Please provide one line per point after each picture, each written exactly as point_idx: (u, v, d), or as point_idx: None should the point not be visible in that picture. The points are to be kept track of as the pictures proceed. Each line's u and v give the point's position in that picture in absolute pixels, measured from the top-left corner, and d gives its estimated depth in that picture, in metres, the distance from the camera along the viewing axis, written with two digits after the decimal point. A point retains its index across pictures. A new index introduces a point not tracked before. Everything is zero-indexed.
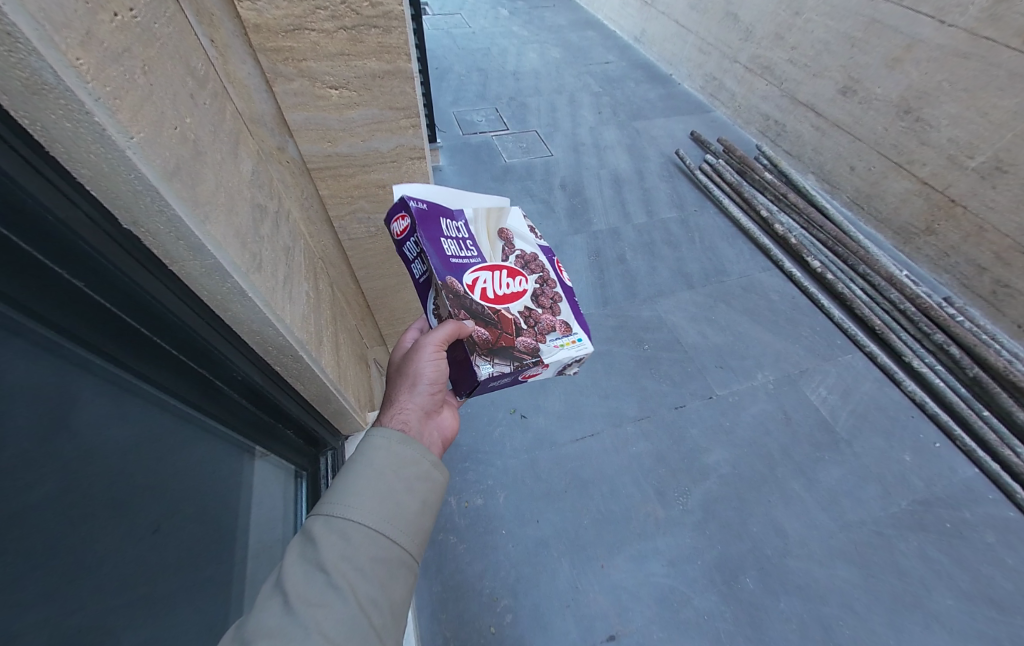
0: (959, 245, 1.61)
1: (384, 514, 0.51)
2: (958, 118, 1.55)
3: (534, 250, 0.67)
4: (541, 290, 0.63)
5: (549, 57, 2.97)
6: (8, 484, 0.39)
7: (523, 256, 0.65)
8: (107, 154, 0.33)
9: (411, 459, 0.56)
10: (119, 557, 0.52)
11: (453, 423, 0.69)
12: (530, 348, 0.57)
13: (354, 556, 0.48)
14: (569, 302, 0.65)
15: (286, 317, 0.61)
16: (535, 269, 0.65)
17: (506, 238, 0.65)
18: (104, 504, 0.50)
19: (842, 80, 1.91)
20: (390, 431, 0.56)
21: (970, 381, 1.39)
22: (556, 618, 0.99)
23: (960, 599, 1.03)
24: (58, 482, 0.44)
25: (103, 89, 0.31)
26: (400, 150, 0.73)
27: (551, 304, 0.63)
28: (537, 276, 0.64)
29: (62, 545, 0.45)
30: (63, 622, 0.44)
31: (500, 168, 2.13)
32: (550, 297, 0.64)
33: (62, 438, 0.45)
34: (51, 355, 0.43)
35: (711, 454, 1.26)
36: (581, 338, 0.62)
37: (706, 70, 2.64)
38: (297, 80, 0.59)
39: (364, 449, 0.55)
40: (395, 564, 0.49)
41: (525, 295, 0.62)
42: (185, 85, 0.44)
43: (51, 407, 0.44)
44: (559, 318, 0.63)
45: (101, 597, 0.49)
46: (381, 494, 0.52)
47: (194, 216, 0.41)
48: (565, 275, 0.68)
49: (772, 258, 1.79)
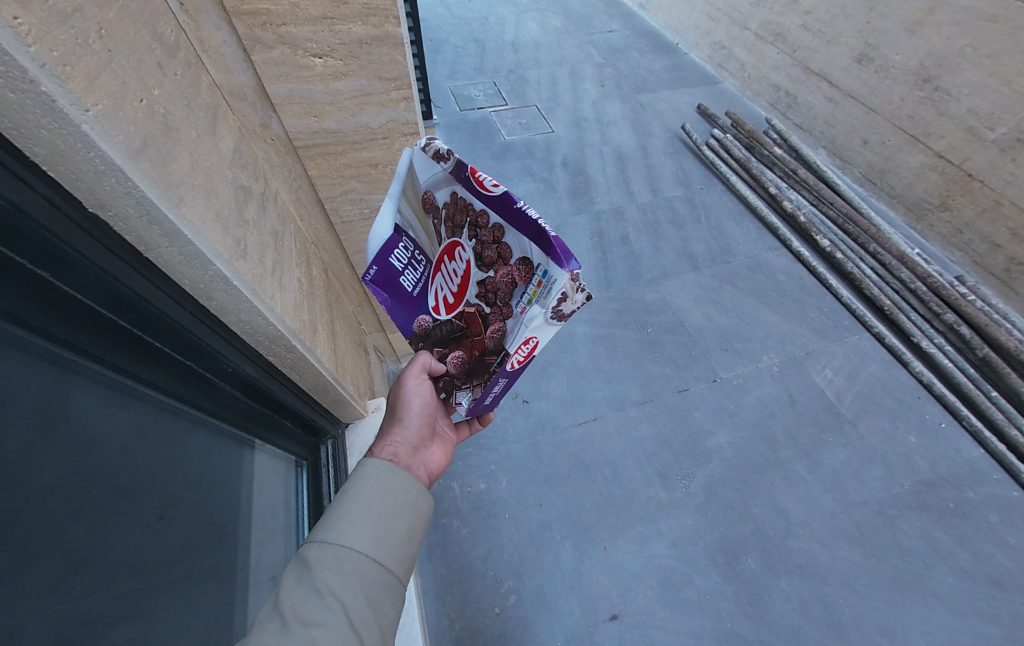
0: (974, 222, 1.57)
1: (377, 538, 0.50)
2: (980, 87, 1.49)
3: (450, 191, 0.51)
4: (477, 245, 0.48)
5: (550, 26, 2.85)
6: (7, 476, 0.38)
7: (449, 212, 0.52)
8: (61, 130, 0.29)
9: (401, 486, 0.55)
10: (127, 545, 0.52)
11: (442, 460, 0.68)
12: (493, 339, 0.52)
13: (349, 579, 0.47)
14: (512, 219, 0.44)
15: (276, 306, 0.58)
16: (460, 217, 0.50)
17: (432, 208, 0.54)
18: (110, 491, 0.50)
19: (858, 47, 1.83)
20: (380, 461, 0.56)
21: (979, 361, 1.37)
22: (559, 599, 1.00)
23: (961, 578, 1.04)
24: (62, 470, 0.44)
25: (49, 54, 0.27)
26: (392, 125, 0.69)
27: (496, 249, 0.47)
28: (467, 225, 0.50)
29: (71, 530, 0.44)
30: (68, 615, 0.43)
31: (499, 146, 2.06)
32: (489, 241, 0.47)
33: (61, 428, 0.44)
34: (31, 354, 0.40)
35: (714, 437, 1.24)
36: (546, 269, 0.42)
37: (714, 38, 2.53)
38: (277, 48, 0.54)
39: (355, 478, 0.54)
40: (385, 588, 0.48)
41: (467, 267, 0.51)
42: (152, 54, 0.40)
43: (49, 401, 0.43)
44: (512, 260, 0.46)
45: (108, 588, 0.48)
46: (373, 518, 0.51)
47: (166, 198, 0.38)
48: (487, 178, 0.44)
49: (780, 237, 1.74)
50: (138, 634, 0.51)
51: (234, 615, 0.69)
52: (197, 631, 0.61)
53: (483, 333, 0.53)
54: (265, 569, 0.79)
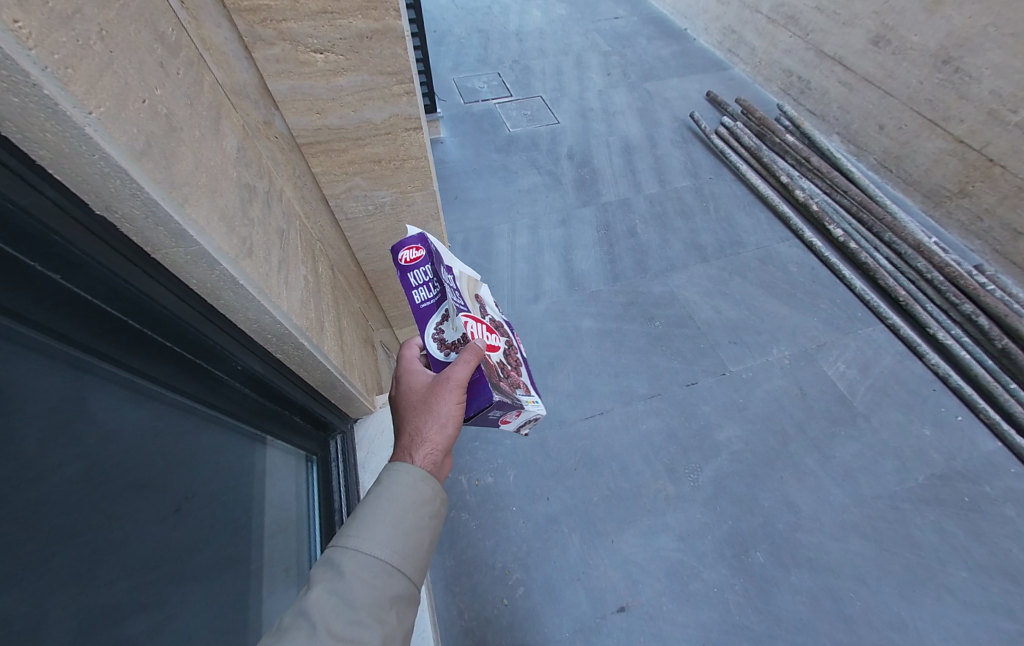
0: (994, 208, 1.52)
1: (404, 550, 0.51)
2: (1002, 68, 1.43)
3: (499, 314, 0.71)
4: (507, 347, 0.69)
5: (554, 14, 2.80)
6: (26, 471, 0.39)
7: (494, 317, 0.68)
8: (66, 135, 0.29)
9: (429, 498, 0.56)
10: (146, 536, 0.53)
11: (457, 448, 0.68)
12: (512, 389, 0.61)
13: (378, 591, 0.48)
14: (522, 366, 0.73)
15: (282, 304, 0.58)
16: (501, 325, 0.69)
17: (480, 300, 0.67)
18: (128, 485, 0.51)
19: (874, 28, 1.77)
20: (417, 467, 0.56)
21: (998, 352, 1.33)
22: (566, 591, 1.00)
23: (975, 572, 1.02)
24: (83, 465, 0.46)
25: (50, 57, 0.27)
26: (395, 120, 0.68)
27: (514, 362, 0.69)
28: (503, 333, 0.68)
29: (92, 521, 0.46)
30: (88, 608, 0.44)
31: (503, 138, 2.04)
32: (513, 359, 0.70)
33: (81, 426, 0.46)
34: (48, 356, 0.41)
35: (723, 431, 1.23)
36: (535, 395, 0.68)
37: (723, 22, 2.46)
38: (278, 44, 0.54)
39: (389, 483, 0.55)
40: (409, 601, 0.50)
41: (498, 346, 0.65)
42: (153, 53, 0.40)
43: (65, 401, 0.44)
44: (519, 376, 0.68)
45: (128, 580, 0.49)
46: (403, 530, 0.52)
47: (172, 199, 0.38)
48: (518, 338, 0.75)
49: (791, 227, 1.71)
50: (154, 623, 0.52)
51: (249, 607, 0.71)
52: (213, 622, 0.63)
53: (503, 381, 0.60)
54: (277, 561, 0.80)
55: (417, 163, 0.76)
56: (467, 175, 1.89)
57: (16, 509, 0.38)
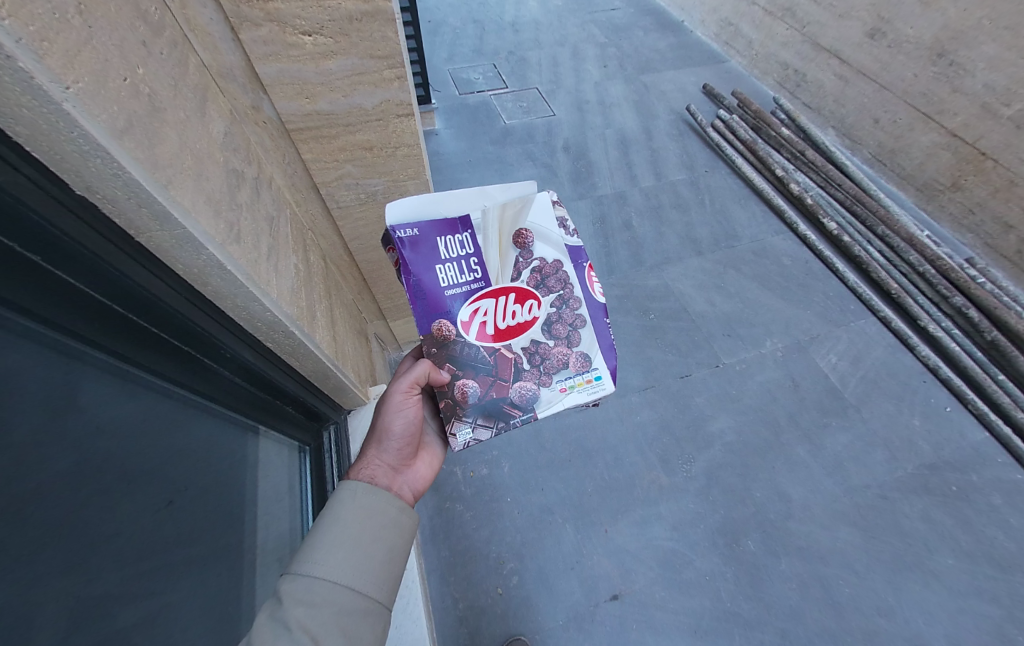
0: (986, 202, 1.53)
1: (352, 566, 0.51)
2: (996, 62, 1.44)
3: (549, 243, 0.55)
4: (539, 272, 0.55)
5: (550, 5, 2.78)
6: (17, 463, 0.39)
7: (539, 268, 0.55)
8: (41, 109, 0.28)
9: (380, 508, 0.56)
10: (137, 530, 0.53)
11: (431, 472, 0.66)
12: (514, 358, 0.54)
13: (320, 610, 0.47)
14: (595, 325, 0.56)
15: (272, 291, 0.57)
16: (538, 260, 0.55)
17: (523, 245, 0.54)
18: (119, 478, 0.51)
19: (870, 21, 1.77)
20: (357, 482, 0.57)
21: (987, 345, 1.34)
22: (561, 580, 1.01)
23: (961, 559, 1.04)
24: (75, 460, 0.45)
25: (24, 28, 0.26)
26: (386, 107, 0.67)
27: (552, 272, 0.55)
28: (535, 262, 0.54)
29: (85, 512, 0.45)
30: (77, 599, 0.43)
31: (499, 130, 2.03)
32: (569, 321, 0.56)
33: (73, 418, 0.45)
34: (44, 346, 0.42)
35: (715, 422, 1.24)
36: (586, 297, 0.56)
37: (721, 14, 2.45)
38: (265, 26, 0.53)
39: (331, 501, 0.55)
40: (361, 613, 0.49)
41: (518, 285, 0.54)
42: (135, 31, 0.39)
43: (55, 395, 0.43)
44: (558, 286, 0.55)
45: (119, 571, 0.49)
46: (347, 546, 0.52)
47: (155, 180, 0.37)
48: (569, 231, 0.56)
49: (786, 221, 1.71)
50: (146, 614, 0.52)
51: (241, 598, 0.71)
52: (205, 612, 0.63)
53: (513, 371, 0.54)
54: (271, 552, 0.80)
55: (409, 151, 0.75)
56: (463, 167, 1.88)
57: (9, 503, 0.38)
